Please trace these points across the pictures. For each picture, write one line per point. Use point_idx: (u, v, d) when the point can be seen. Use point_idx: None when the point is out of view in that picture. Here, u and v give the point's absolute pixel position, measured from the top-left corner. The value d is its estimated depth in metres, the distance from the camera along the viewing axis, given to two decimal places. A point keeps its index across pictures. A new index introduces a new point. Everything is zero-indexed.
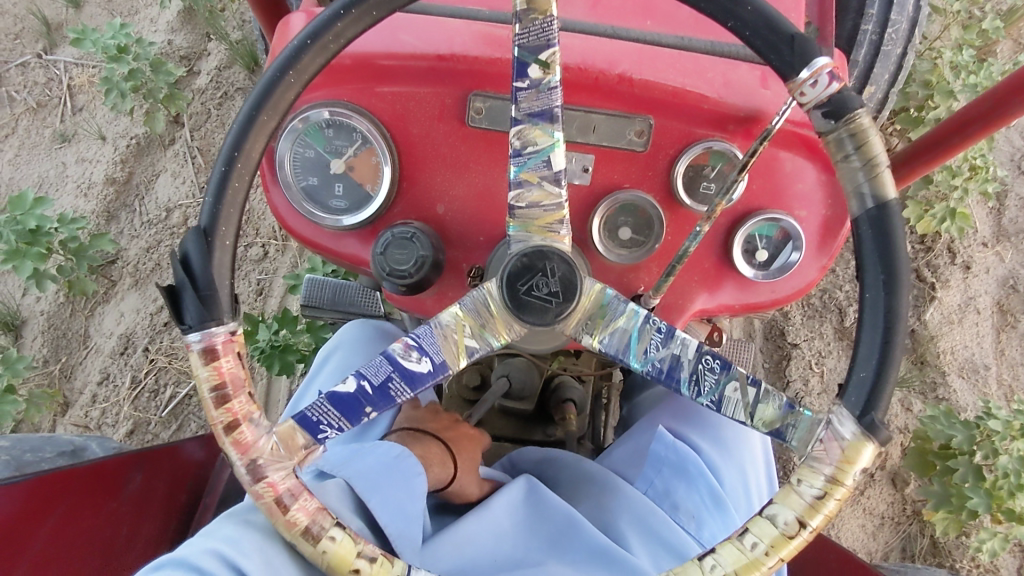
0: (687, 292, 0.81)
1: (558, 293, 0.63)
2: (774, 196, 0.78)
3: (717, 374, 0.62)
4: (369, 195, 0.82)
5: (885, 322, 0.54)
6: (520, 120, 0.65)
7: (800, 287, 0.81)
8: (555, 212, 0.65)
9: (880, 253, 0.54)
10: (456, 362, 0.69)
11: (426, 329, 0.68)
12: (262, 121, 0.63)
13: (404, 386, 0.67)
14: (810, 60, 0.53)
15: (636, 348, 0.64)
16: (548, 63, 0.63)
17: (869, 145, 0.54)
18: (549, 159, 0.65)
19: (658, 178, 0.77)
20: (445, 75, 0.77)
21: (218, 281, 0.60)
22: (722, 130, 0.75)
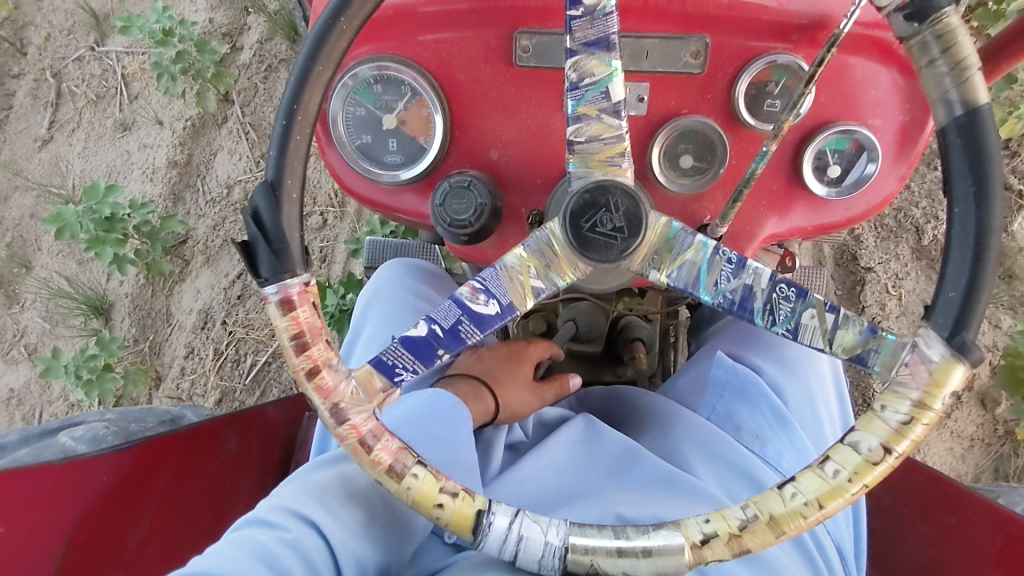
0: (755, 218, 0.78)
1: (623, 228, 0.62)
2: (844, 108, 0.73)
3: (793, 302, 0.60)
4: (423, 148, 0.81)
5: (975, 238, 0.51)
6: (574, 52, 0.62)
7: (877, 202, 0.77)
8: (616, 145, 0.63)
9: (970, 163, 0.50)
10: (523, 304, 0.68)
11: (491, 272, 0.68)
12: (317, 71, 0.62)
13: (474, 328, 0.67)
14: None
15: (706, 281, 0.63)
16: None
17: (958, 47, 0.48)
18: (607, 90, 0.62)
19: (718, 100, 0.74)
20: (487, 16, 0.75)
21: (288, 234, 0.62)
22: (785, 41, 0.71)
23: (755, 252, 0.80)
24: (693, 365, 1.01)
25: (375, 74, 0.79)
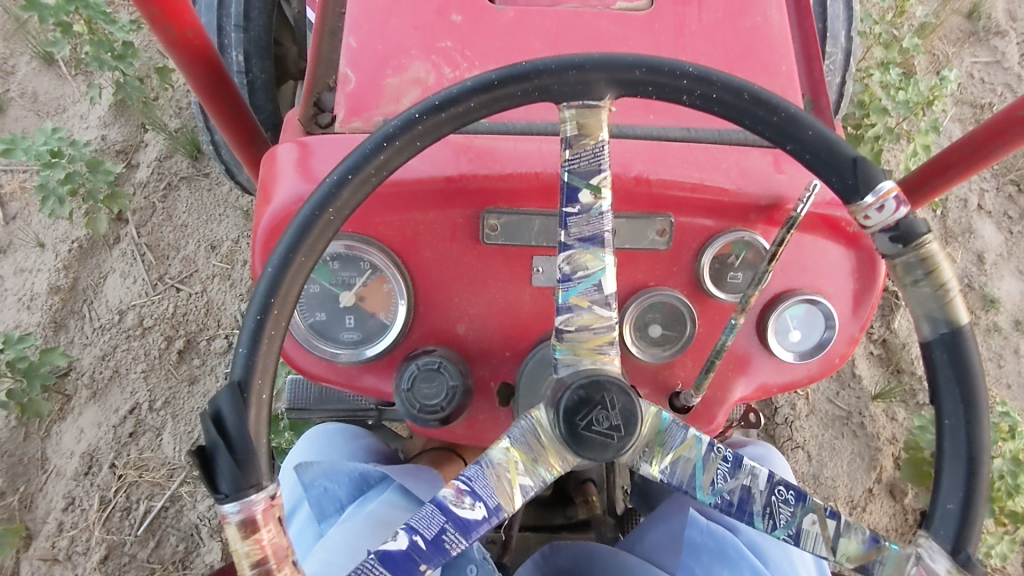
0: (726, 384, 0.79)
1: (619, 426, 0.59)
2: (802, 279, 0.76)
3: (792, 506, 0.60)
4: (384, 324, 0.77)
5: (967, 451, 0.54)
6: (568, 245, 0.62)
7: (834, 361, 0.80)
8: (605, 334, 0.62)
9: (957, 377, 0.54)
10: (510, 504, 0.64)
11: (476, 469, 0.64)
12: (300, 263, 0.57)
13: (458, 536, 0.62)
14: (873, 185, 0.55)
15: (703, 479, 0.61)
16: (599, 187, 0.60)
17: (939, 272, 0.54)
18: (599, 283, 0.62)
19: (684, 273, 0.75)
20: (453, 197, 0.74)
21: (254, 440, 0.54)
22: (744, 220, 0.74)
23: (726, 415, 0.80)
24: (662, 518, 1.00)
25: (332, 251, 0.74)
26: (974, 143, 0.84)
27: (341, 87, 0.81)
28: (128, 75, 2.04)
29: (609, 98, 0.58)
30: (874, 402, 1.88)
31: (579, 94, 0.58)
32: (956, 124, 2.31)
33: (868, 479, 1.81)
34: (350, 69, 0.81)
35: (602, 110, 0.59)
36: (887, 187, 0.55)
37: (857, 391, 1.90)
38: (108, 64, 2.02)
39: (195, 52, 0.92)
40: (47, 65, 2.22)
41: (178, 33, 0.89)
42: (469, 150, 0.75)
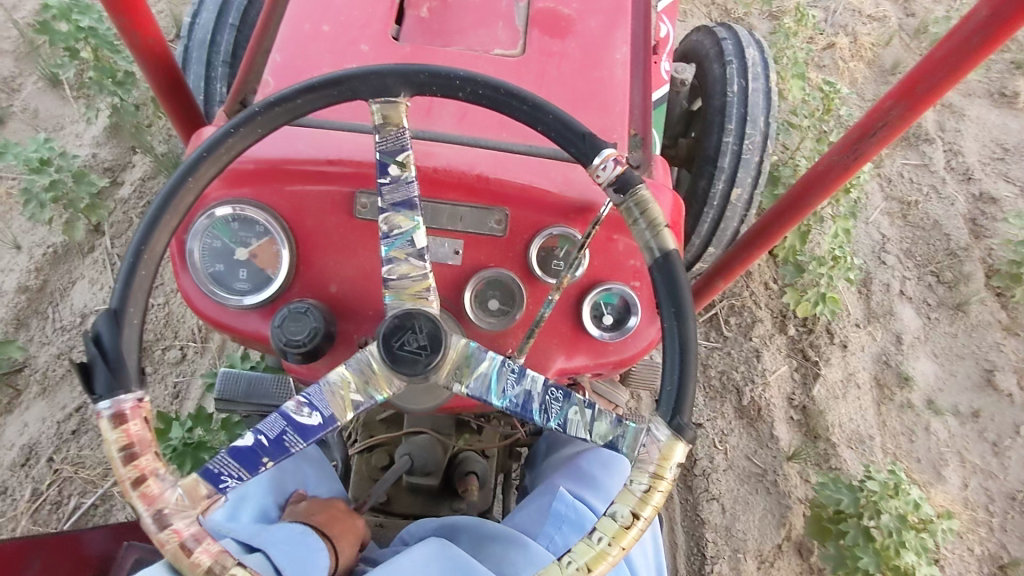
0: (549, 355, 0.96)
1: (426, 346, 0.76)
2: (612, 271, 0.95)
3: (561, 401, 0.75)
4: (270, 278, 0.93)
5: (680, 344, 0.71)
6: (386, 210, 0.80)
7: (642, 347, 0.97)
8: (421, 281, 0.79)
9: (670, 292, 0.72)
10: (343, 415, 0.78)
11: (315, 388, 0.77)
12: (187, 188, 0.77)
13: (298, 438, 0.75)
14: (600, 151, 0.76)
15: (496, 388, 0.78)
16: (404, 162, 0.79)
17: (650, 211, 0.74)
18: (412, 239, 0.80)
19: (517, 257, 0.94)
20: (334, 177, 0.93)
21: (126, 355, 0.68)
22: (565, 218, 0.94)
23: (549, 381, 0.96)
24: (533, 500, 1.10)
25: (233, 213, 0.91)
26: (795, 196, 1.21)
27: (261, 89, 1.00)
28: (124, 101, 2.23)
29: (405, 96, 0.78)
30: (789, 462, 1.97)
31: (381, 92, 0.78)
32: (885, 217, 2.42)
33: (778, 535, 1.89)
34: (271, 77, 1.01)
35: (403, 105, 0.79)
36: (611, 153, 0.76)
37: (774, 451, 2.00)
38: (107, 89, 2.22)
39: (154, 57, 1.10)
40: (51, 86, 2.39)
41: (142, 41, 1.07)
42: (354, 142, 0.95)
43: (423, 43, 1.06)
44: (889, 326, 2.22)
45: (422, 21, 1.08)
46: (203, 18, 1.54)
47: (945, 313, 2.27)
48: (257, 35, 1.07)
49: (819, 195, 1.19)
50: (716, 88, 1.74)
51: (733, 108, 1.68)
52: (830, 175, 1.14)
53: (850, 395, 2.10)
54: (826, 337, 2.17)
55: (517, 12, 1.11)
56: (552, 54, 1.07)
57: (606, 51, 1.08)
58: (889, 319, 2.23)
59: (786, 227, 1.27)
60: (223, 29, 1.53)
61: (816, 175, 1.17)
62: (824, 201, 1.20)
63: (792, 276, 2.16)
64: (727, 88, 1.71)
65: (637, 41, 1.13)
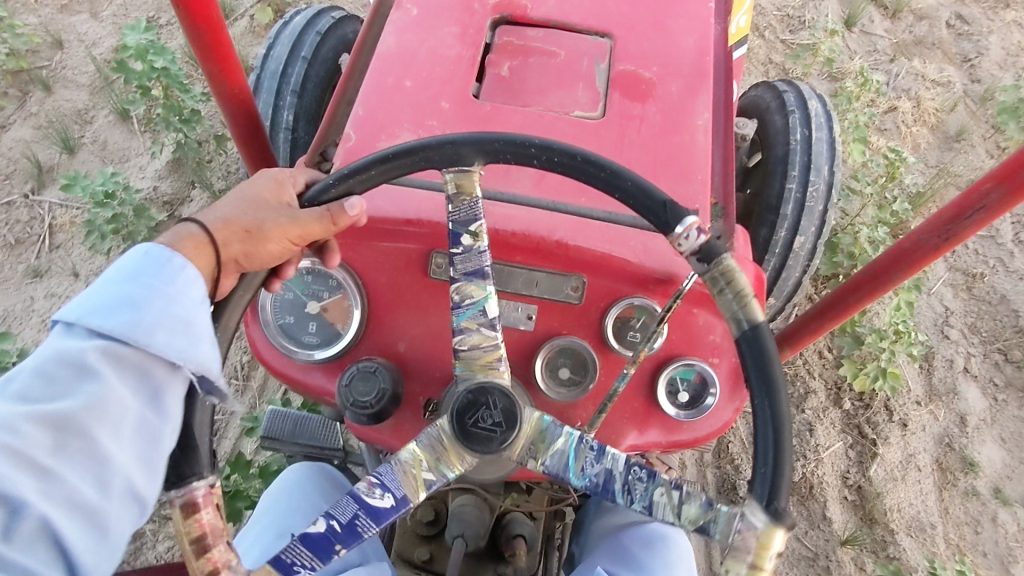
0: (618, 429, 0.89)
1: (501, 422, 0.71)
2: (690, 345, 0.89)
3: (645, 482, 0.69)
4: (340, 332, 0.90)
5: (771, 426, 0.65)
6: (457, 279, 0.76)
7: (717, 426, 0.90)
8: (492, 352, 0.75)
9: (759, 367, 0.66)
10: (416, 496, 0.71)
11: (385, 467, 0.72)
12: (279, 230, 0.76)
13: (371, 522, 0.69)
14: (681, 220, 0.70)
15: (574, 465, 0.72)
16: (477, 232, 0.76)
17: (736, 281, 0.67)
18: (485, 308, 0.76)
19: (592, 326, 0.89)
20: (410, 235, 0.90)
21: (198, 435, 0.63)
22: (644, 289, 0.89)
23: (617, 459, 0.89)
24: None
25: (309, 266, 0.89)
26: (871, 272, 1.11)
27: (343, 143, 0.99)
28: (189, 136, 2.27)
29: (477, 166, 0.75)
30: (843, 547, 1.84)
31: (455, 162, 0.75)
32: (948, 288, 2.29)
33: None
34: (354, 131, 1.00)
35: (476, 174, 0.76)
36: (693, 226, 0.68)
37: (827, 533, 1.87)
38: (173, 125, 2.26)
39: (237, 102, 1.10)
40: (122, 120, 2.43)
41: (229, 88, 1.08)
42: (434, 200, 0.92)
43: (502, 102, 1.03)
44: (952, 405, 2.08)
45: (501, 79, 1.06)
46: (277, 51, 1.54)
47: (1014, 396, 2.12)
48: (341, 85, 1.08)
49: (902, 271, 1.08)
50: (778, 142, 1.61)
51: (798, 153, 1.55)
52: (916, 254, 1.05)
53: (910, 477, 1.95)
54: (886, 414, 2.02)
55: (598, 72, 1.07)
56: (632, 117, 1.03)
57: (687, 116, 1.03)
58: (952, 398, 2.09)
59: (863, 302, 1.15)
60: (293, 63, 1.53)
61: (898, 251, 1.07)
62: (905, 279, 1.10)
63: (849, 346, 2.03)
64: (790, 136, 1.59)
65: (718, 105, 1.09)
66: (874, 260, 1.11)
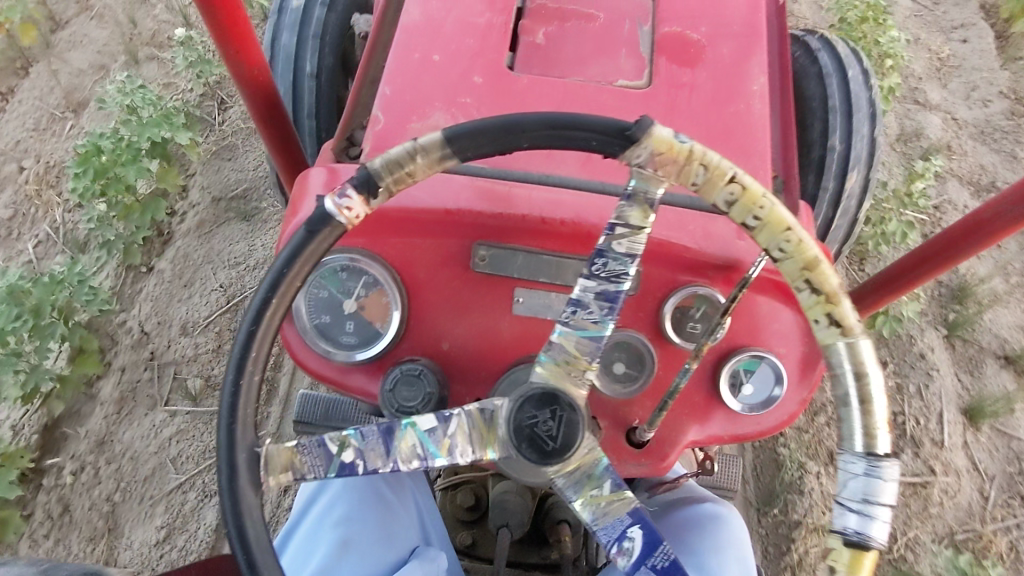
0: (679, 425, 0.86)
1: (550, 408, 0.67)
2: (754, 335, 0.85)
3: (604, 262, 0.68)
4: (379, 332, 0.85)
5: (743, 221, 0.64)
6: (400, 460, 0.69)
7: (784, 418, 0.86)
8: (472, 414, 0.69)
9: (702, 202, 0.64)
10: (628, 497, 0.69)
11: (602, 533, 0.68)
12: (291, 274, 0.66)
13: (657, 549, 0.67)
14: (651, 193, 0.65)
15: (586, 330, 0.69)
16: (336, 436, 0.69)
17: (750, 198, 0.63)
18: (421, 428, 0.69)
19: (649, 318, 0.84)
20: (452, 228, 0.85)
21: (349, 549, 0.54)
22: (704, 277, 0.83)
23: (677, 455, 0.86)
24: None
25: (343, 262, 0.83)
26: (931, 250, 0.98)
27: (371, 126, 0.93)
28: None
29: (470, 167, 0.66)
30: None
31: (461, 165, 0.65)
32: None
33: None
34: (381, 112, 0.93)
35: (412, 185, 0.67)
36: (330, 198, 0.64)
37: None
38: None
39: (257, 86, 1.02)
40: None
41: (247, 70, 0.99)
42: (474, 187, 0.86)
43: (540, 73, 0.97)
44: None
45: (537, 47, 0.99)
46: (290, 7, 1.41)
47: None
48: (364, 63, 1.01)
49: (979, 245, 0.94)
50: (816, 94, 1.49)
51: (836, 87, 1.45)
52: (994, 225, 0.92)
53: None
54: None
55: (641, 36, 1.01)
56: (681, 86, 0.97)
57: (743, 82, 0.98)
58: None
59: (930, 276, 1.02)
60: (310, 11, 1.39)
61: (970, 223, 0.94)
62: (980, 253, 0.96)
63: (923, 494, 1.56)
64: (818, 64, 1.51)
65: (774, 67, 1.03)
66: (934, 237, 0.98)
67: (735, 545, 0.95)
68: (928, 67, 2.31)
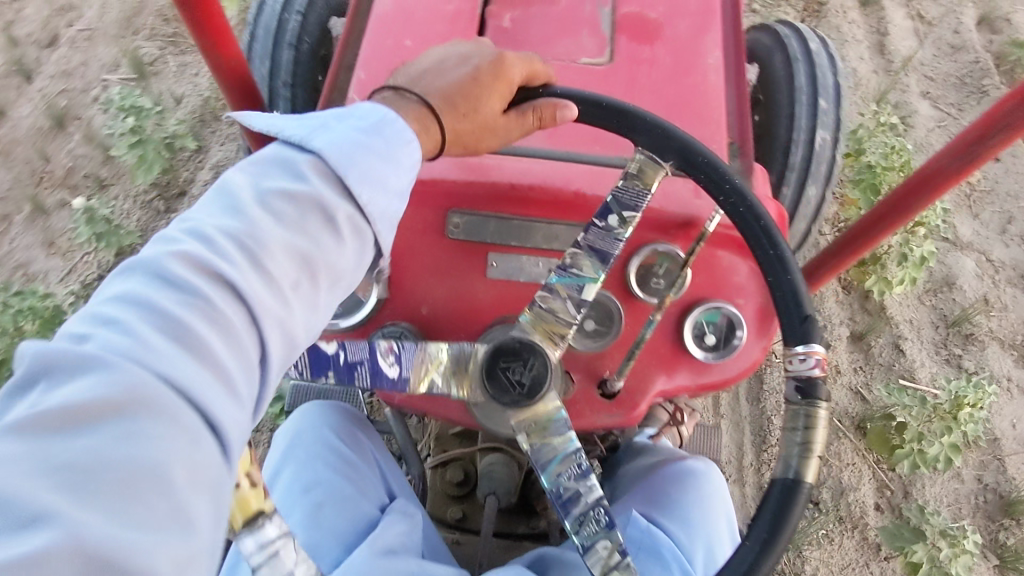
0: (648, 376, 0.91)
1: (524, 384, 0.75)
2: (714, 288, 0.91)
3: (602, 525, 0.75)
4: (360, 300, 0.89)
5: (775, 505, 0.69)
6: (579, 246, 0.81)
7: (747, 366, 0.92)
8: (558, 327, 0.80)
9: (779, 504, 0.68)
10: (417, 386, 0.79)
11: (410, 350, 0.79)
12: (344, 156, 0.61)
13: (367, 376, 0.78)
14: (809, 342, 0.73)
15: (553, 468, 0.77)
16: (626, 220, 0.81)
17: (813, 431, 0.69)
18: (582, 287, 0.80)
19: (615, 274, 0.90)
20: (425, 196, 0.90)
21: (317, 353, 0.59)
22: (665, 234, 0.89)
23: (647, 405, 0.92)
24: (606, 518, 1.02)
25: None
26: (888, 204, 1.09)
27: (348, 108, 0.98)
28: None
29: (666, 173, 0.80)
30: None
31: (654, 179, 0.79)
32: None
33: None
34: (356, 95, 0.99)
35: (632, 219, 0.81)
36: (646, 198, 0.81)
37: None
38: None
39: (235, 76, 1.06)
40: None
41: (224, 61, 1.03)
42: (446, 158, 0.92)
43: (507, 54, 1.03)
44: None
45: (504, 30, 1.05)
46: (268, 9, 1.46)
47: None
48: (338, 51, 1.06)
49: (928, 198, 1.05)
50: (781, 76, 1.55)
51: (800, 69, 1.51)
52: (940, 177, 1.02)
53: None
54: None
55: (602, 16, 1.06)
56: (641, 62, 1.03)
57: (699, 56, 1.03)
58: None
59: (885, 233, 1.13)
60: (285, 24, 1.45)
61: (920, 178, 1.04)
62: (932, 203, 1.06)
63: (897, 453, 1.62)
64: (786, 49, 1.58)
65: (729, 42, 1.09)
66: (891, 193, 1.09)
67: (712, 490, 1.01)
68: (956, 194, 1.91)
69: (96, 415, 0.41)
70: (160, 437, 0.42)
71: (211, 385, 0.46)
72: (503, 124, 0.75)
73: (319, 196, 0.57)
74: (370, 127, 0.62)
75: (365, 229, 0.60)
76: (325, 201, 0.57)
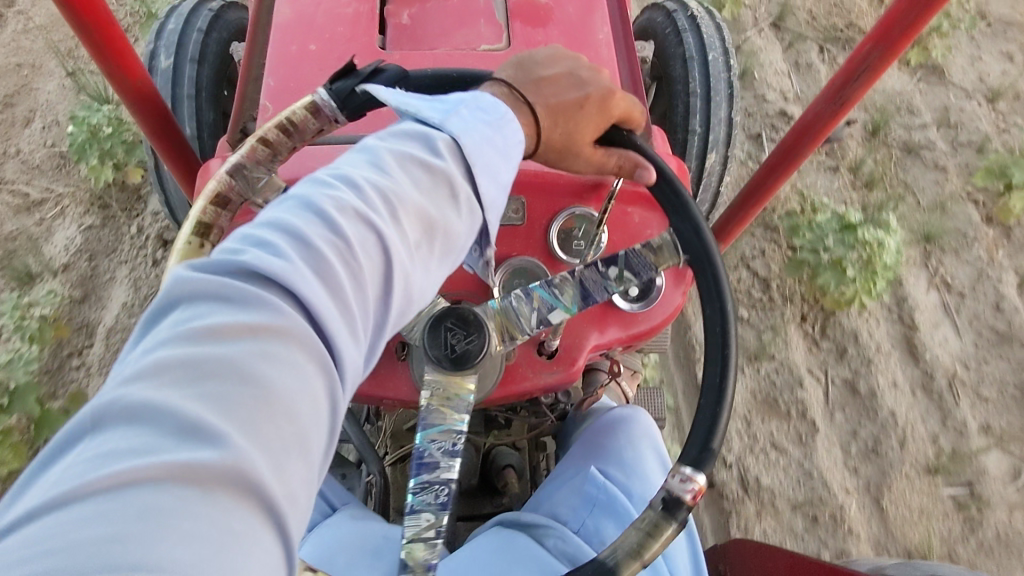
0: (582, 333, 0.98)
1: (453, 351, 0.77)
2: (631, 242, 0.97)
3: (442, 501, 0.75)
4: None
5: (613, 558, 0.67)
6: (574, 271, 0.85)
7: (670, 310, 0.99)
8: (513, 327, 0.83)
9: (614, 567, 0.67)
10: None
11: None
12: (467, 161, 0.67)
13: None
14: (699, 468, 0.70)
15: (431, 432, 0.77)
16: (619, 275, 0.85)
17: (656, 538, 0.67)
18: (553, 309, 0.84)
19: (539, 242, 0.95)
20: None
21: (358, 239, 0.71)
22: (580, 199, 0.97)
23: (585, 360, 0.98)
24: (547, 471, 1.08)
25: None
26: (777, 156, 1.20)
27: (262, 115, 1.00)
28: None
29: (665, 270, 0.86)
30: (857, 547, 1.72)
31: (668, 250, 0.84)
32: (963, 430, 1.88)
33: None
34: (269, 101, 1.01)
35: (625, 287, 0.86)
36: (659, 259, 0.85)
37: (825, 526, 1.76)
38: None
39: (145, 98, 1.07)
40: None
41: (131, 84, 1.04)
42: None
43: (410, 50, 1.07)
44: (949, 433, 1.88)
45: (404, 28, 1.09)
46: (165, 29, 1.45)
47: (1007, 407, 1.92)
48: (244, 63, 1.08)
49: (809, 145, 1.15)
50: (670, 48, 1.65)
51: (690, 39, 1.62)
52: (818, 125, 1.11)
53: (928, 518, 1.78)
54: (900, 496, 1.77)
55: (495, 5, 1.12)
56: (537, 44, 1.09)
57: (590, 33, 1.11)
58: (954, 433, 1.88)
59: (780, 180, 1.24)
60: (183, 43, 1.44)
61: (802, 125, 1.14)
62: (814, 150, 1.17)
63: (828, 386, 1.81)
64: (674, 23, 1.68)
65: (615, 18, 1.17)
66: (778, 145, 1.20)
67: (639, 429, 1.09)
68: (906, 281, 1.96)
69: (233, 332, 0.48)
70: (289, 363, 0.49)
71: (337, 321, 0.52)
72: (590, 151, 0.80)
73: (451, 175, 0.64)
74: (490, 116, 0.69)
75: (476, 208, 0.66)
76: (454, 181, 0.63)
